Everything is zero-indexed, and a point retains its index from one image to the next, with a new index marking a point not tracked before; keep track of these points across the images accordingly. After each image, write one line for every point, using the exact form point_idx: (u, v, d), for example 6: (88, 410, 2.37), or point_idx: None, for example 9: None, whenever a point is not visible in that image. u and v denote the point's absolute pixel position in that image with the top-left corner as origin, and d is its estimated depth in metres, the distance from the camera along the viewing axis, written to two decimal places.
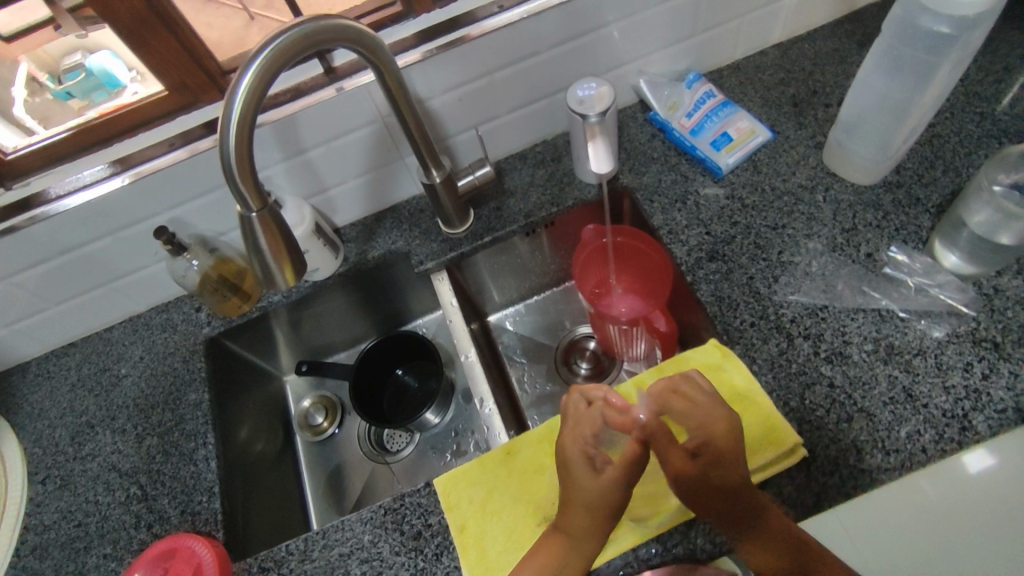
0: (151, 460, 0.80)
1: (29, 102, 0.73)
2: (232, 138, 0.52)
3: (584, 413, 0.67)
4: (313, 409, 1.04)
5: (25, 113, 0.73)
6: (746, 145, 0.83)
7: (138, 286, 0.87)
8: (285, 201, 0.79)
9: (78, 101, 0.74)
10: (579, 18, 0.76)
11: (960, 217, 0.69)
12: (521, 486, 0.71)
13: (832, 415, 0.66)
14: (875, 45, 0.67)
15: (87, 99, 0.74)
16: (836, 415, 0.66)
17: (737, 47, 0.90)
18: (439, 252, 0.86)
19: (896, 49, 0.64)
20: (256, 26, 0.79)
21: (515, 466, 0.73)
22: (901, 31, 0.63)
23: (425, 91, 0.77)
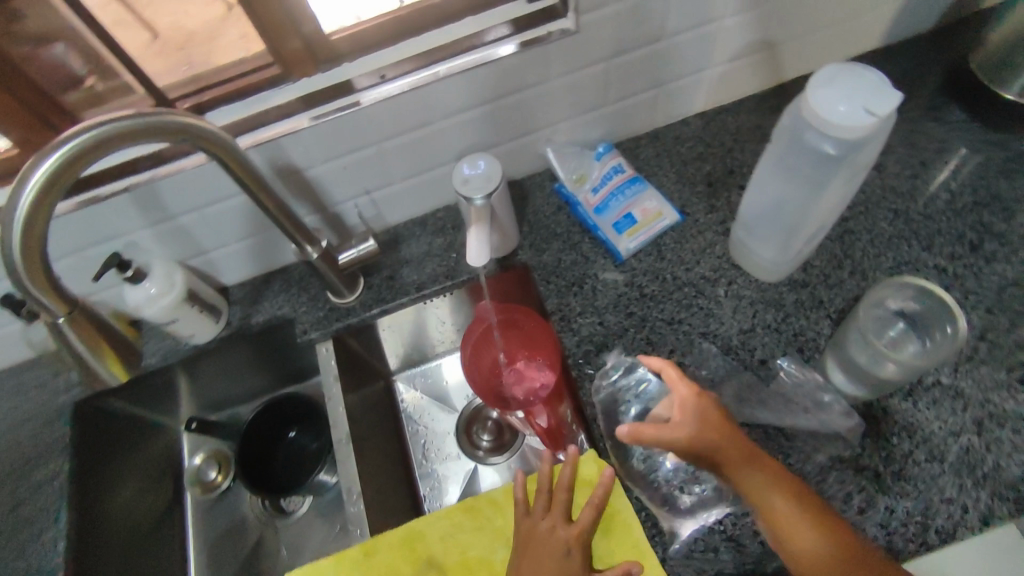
0: (3, 537, 0.78)
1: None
2: (19, 252, 0.47)
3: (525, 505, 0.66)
4: (207, 464, 0.96)
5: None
6: (650, 228, 0.78)
7: (3, 344, 0.83)
8: (152, 270, 0.74)
9: None
10: (474, 90, 0.71)
11: (839, 341, 0.67)
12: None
13: (701, 542, 0.62)
14: (767, 151, 0.63)
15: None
16: (704, 544, 0.62)
17: (656, 116, 0.85)
18: (324, 321, 0.81)
19: (787, 158, 0.61)
20: None
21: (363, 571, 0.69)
22: (790, 143, 0.59)
23: (302, 161, 0.72)
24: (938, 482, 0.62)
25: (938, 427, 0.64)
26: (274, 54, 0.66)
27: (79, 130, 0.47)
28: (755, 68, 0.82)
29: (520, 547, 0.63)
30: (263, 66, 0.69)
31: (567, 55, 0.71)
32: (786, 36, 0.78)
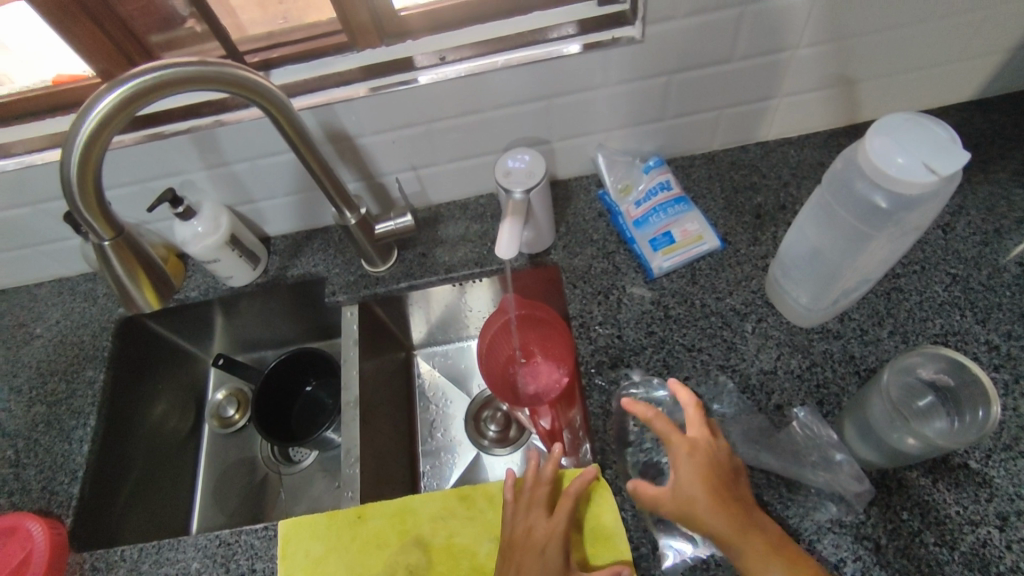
0: (33, 426, 0.82)
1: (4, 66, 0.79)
2: (73, 175, 0.50)
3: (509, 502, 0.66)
4: (226, 402, 1.02)
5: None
6: (687, 250, 0.76)
7: (65, 253, 0.89)
8: (201, 209, 0.78)
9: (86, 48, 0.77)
10: (532, 83, 0.71)
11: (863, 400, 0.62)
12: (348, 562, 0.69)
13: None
14: (813, 195, 0.61)
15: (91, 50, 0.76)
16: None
17: (716, 138, 0.82)
18: (353, 286, 0.84)
19: (833, 205, 0.58)
20: None
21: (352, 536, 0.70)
22: (838, 190, 0.57)
23: (354, 129, 0.73)
24: (943, 568, 0.58)
25: (955, 510, 0.60)
26: (342, 22, 0.68)
27: (145, 68, 0.50)
28: (828, 104, 0.79)
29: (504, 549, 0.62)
30: (331, 32, 0.71)
31: (629, 63, 0.70)
32: (868, 74, 0.75)
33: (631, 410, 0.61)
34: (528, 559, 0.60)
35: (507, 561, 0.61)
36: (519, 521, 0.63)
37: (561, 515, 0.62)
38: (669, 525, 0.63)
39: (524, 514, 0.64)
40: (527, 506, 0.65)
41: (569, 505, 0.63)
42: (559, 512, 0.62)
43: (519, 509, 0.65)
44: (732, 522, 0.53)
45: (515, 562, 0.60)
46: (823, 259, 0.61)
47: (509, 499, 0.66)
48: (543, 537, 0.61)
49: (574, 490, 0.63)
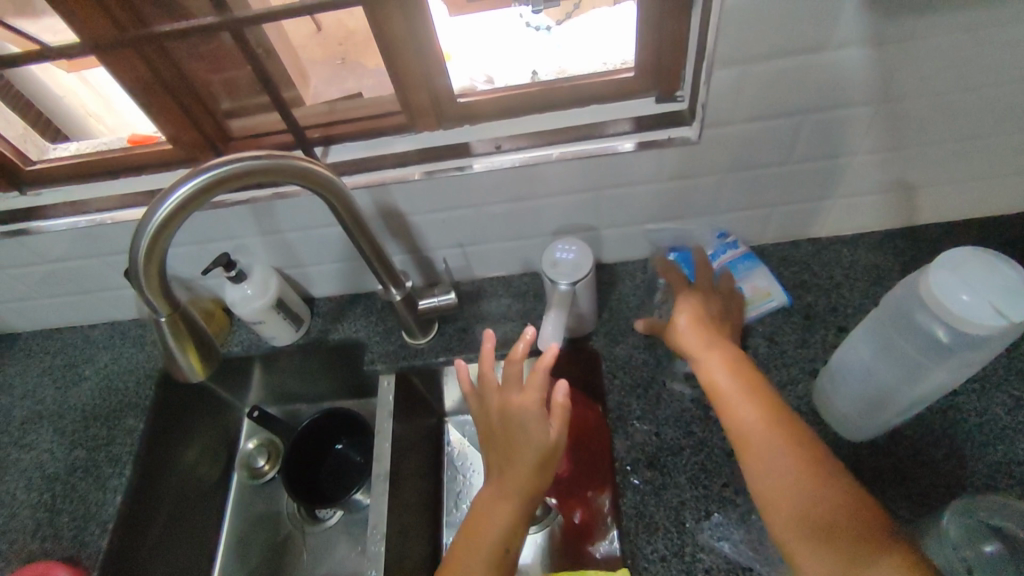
0: (72, 471, 0.84)
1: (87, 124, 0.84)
2: (143, 255, 0.52)
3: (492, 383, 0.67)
4: (257, 452, 1.03)
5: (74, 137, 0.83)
6: (758, 307, 0.76)
7: (121, 300, 0.92)
8: (252, 273, 0.80)
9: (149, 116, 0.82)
10: (582, 175, 0.72)
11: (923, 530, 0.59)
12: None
13: None
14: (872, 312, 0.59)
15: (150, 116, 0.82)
16: None
17: (767, 232, 0.81)
18: (392, 355, 0.85)
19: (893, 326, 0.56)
20: None
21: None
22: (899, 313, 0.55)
23: (406, 208, 0.75)
24: None
25: None
26: (403, 103, 0.70)
27: (222, 161, 0.53)
28: (885, 207, 0.77)
29: (496, 434, 0.65)
30: (391, 112, 0.73)
31: (683, 161, 0.70)
32: (929, 182, 0.74)
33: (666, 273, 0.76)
34: (513, 437, 0.64)
35: (495, 437, 0.66)
36: (496, 395, 0.66)
37: (531, 389, 0.65)
38: None
39: (496, 394, 0.67)
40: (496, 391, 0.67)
41: (537, 375, 0.65)
42: (526, 390, 0.65)
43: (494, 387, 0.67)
44: (725, 370, 0.63)
45: (503, 439, 0.64)
46: (877, 381, 0.59)
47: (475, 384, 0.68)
48: (523, 404, 0.64)
49: (542, 366, 0.65)
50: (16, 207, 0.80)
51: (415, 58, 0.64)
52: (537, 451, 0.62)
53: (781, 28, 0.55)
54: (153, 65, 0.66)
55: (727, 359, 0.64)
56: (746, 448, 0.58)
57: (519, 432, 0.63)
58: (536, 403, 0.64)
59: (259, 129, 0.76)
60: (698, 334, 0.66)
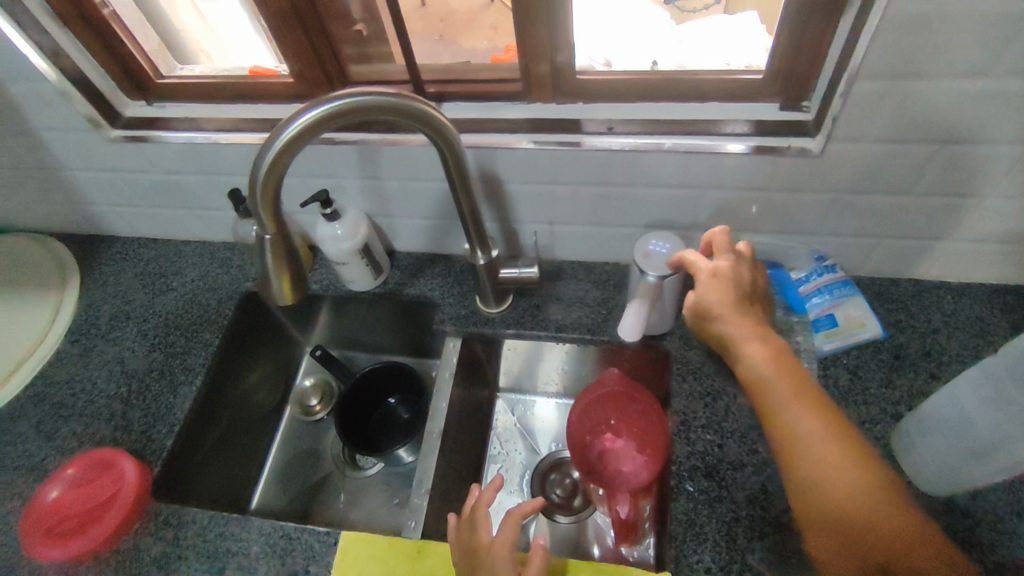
0: (149, 372, 0.89)
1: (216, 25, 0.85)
2: (264, 169, 0.53)
3: (461, 530, 0.66)
4: (313, 391, 1.07)
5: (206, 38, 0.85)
6: (850, 335, 0.74)
7: (216, 221, 0.97)
8: (345, 214, 0.82)
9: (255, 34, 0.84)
10: (689, 172, 0.71)
11: None
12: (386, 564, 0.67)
13: None
14: (991, 364, 0.59)
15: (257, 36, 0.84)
16: None
17: (870, 262, 0.78)
18: (462, 319, 0.85)
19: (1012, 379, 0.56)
20: None
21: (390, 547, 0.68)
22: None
23: (506, 175, 0.75)
24: None
25: None
26: (522, 72, 0.70)
27: (354, 93, 0.54)
28: (1004, 258, 0.73)
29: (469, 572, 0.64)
30: (509, 78, 0.73)
31: (798, 172, 0.67)
32: None
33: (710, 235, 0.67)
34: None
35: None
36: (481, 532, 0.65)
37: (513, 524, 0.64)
38: None
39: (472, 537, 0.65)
40: (468, 537, 0.65)
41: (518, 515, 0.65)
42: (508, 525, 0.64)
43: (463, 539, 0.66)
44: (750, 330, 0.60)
45: None
46: (980, 433, 0.58)
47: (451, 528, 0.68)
48: (495, 554, 0.62)
49: (523, 510, 0.65)
50: (140, 115, 0.85)
51: (545, 31, 0.65)
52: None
53: (938, 47, 0.53)
54: None
55: (699, 289, 0.63)
56: (759, 391, 0.58)
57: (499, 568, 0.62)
58: (507, 566, 0.62)
59: (378, 76, 0.77)
60: (726, 293, 0.62)
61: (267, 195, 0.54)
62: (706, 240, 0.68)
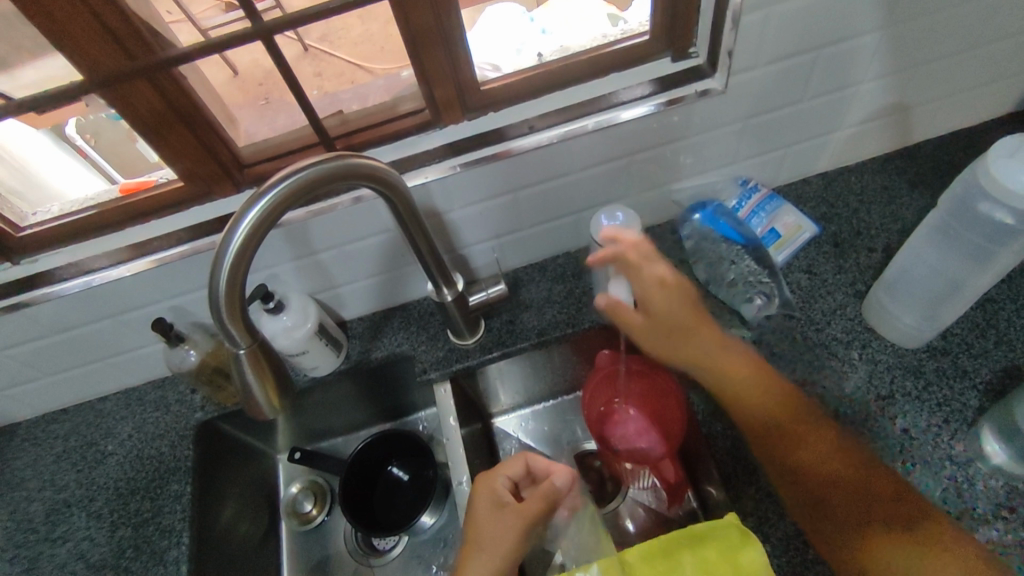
0: (121, 553, 0.77)
1: (81, 121, 0.71)
2: (227, 269, 0.48)
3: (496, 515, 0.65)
4: (302, 495, 0.96)
5: (75, 133, 0.72)
6: (795, 241, 0.81)
7: (136, 362, 0.86)
8: (289, 302, 0.76)
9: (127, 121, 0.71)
10: (614, 144, 0.74)
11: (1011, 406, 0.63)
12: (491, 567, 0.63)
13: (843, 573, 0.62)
14: (930, 216, 0.68)
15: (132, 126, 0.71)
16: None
17: (781, 172, 0.86)
18: (444, 361, 0.82)
19: (955, 224, 0.65)
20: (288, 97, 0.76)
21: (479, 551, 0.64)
22: (961, 210, 0.64)
23: (443, 204, 0.75)
24: None
25: None
26: (427, 100, 0.69)
27: (305, 163, 0.50)
28: (884, 131, 0.83)
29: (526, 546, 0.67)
30: (415, 110, 0.72)
31: (708, 112, 0.73)
32: (923, 100, 0.79)
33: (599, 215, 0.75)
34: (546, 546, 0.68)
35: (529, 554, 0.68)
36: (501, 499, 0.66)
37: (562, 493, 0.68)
38: None
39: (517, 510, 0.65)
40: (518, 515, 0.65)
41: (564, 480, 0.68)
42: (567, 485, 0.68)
43: (494, 511, 0.66)
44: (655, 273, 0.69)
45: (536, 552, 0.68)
46: (942, 276, 0.67)
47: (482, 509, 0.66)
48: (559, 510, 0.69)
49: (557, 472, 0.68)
50: (10, 279, 0.73)
51: (443, 57, 0.64)
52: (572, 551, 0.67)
53: None
54: (165, 92, 0.62)
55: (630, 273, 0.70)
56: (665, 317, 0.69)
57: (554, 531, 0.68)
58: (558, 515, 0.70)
59: (274, 150, 0.72)
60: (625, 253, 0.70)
61: (234, 308, 0.49)
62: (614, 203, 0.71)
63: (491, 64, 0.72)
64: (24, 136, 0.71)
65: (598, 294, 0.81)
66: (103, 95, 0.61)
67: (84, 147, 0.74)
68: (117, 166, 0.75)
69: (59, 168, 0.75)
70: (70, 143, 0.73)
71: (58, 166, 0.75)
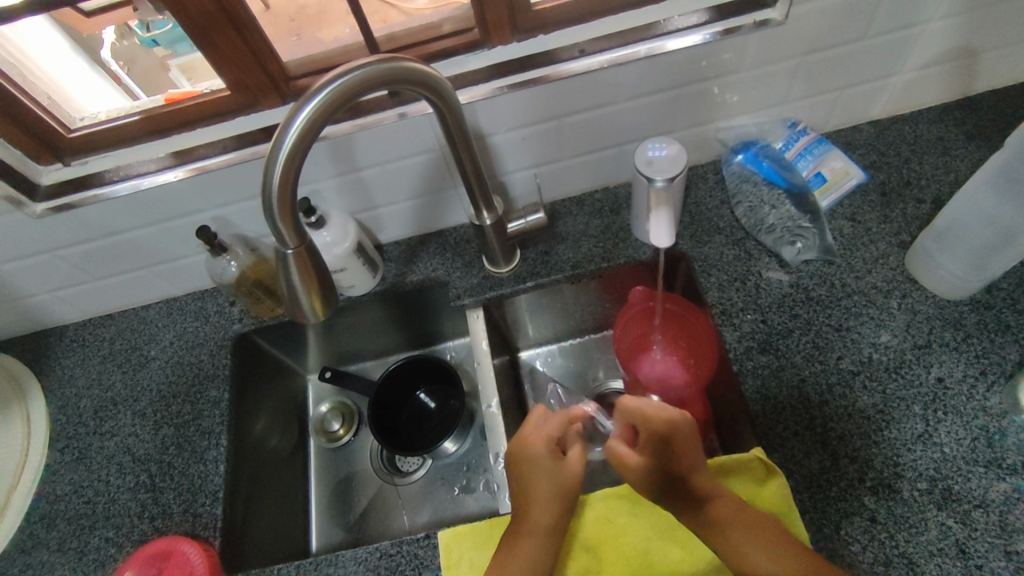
0: (164, 450, 0.81)
1: (116, 46, 0.78)
2: (279, 169, 0.48)
3: (544, 466, 0.67)
4: (331, 415, 0.98)
5: (110, 58, 0.77)
6: (841, 186, 0.80)
7: (178, 272, 0.89)
8: (331, 219, 0.77)
9: (162, 48, 0.77)
10: (665, 75, 0.72)
11: None
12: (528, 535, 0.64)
13: (938, 518, 0.62)
14: (991, 160, 0.64)
15: (168, 48, 0.76)
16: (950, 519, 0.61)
17: (832, 117, 0.83)
18: (477, 288, 0.83)
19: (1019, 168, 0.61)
20: (335, 10, 0.75)
21: (533, 511, 0.65)
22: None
23: (488, 126, 0.74)
24: None
25: None
26: (478, 19, 0.68)
27: (356, 66, 0.49)
28: (945, 78, 0.80)
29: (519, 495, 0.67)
30: (464, 29, 0.71)
31: (765, 45, 0.71)
32: (991, 45, 0.76)
33: (647, 143, 0.72)
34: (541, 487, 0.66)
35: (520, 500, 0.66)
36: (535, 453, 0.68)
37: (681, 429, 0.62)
38: (878, 501, 0.63)
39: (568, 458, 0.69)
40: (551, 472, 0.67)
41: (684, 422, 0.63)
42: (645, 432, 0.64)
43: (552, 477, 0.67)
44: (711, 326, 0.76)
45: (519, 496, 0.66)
46: (998, 225, 0.65)
47: (557, 474, 0.67)
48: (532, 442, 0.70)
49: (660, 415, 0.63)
50: (60, 179, 0.75)
51: None
52: (548, 490, 0.66)
53: None
54: None
55: (661, 211, 0.71)
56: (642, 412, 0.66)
57: (552, 474, 0.67)
58: (543, 450, 0.69)
59: (322, 62, 0.72)
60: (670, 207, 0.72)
61: (285, 211, 0.49)
62: (652, 146, 0.72)
63: None
64: (63, 52, 0.73)
65: (635, 227, 0.81)
66: None
67: (119, 73, 0.77)
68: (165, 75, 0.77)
69: (95, 93, 0.77)
70: (104, 68, 0.76)
71: (92, 90, 0.76)
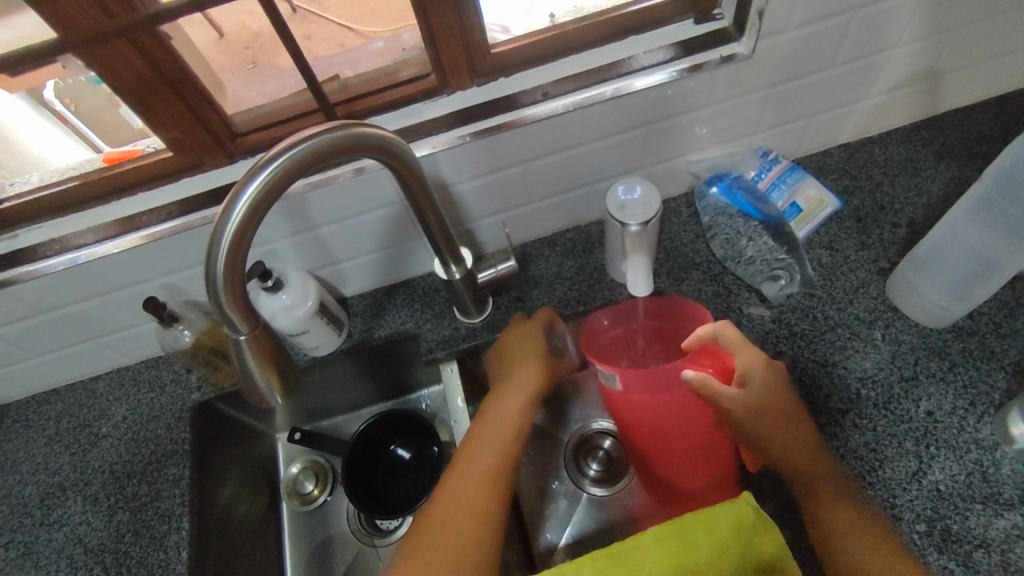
0: (120, 538, 0.75)
1: (59, 85, 0.66)
2: (227, 244, 0.43)
3: (533, 343, 0.76)
4: (303, 475, 0.92)
5: (55, 98, 0.67)
6: (816, 216, 0.78)
7: (128, 341, 0.83)
8: (288, 280, 0.73)
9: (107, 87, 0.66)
10: (632, 114, 0.69)
11: None
12: (503, 404, 0.72)
13: (940, 560, 0.60)
14: (971, 190, 0.63)
15: None
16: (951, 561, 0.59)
17: (802, 143, 0.82)
18: (450, 340, 0.79)
19: (998, 199, 0.60)
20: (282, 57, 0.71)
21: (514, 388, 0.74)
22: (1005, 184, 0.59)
23: (450, 176, 0.70)
24: None
25: None
26: (434, 64, 0.64)
27: (316, 131, 0.46)
28: (911, 100, 0.79)
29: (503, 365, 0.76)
30: (420, 74, 0.67)
31: (734, 78, 0.69)
32: (955, 66, 0.75)
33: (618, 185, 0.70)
34: (524, 364, 0.76)
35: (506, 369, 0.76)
36: (516, 348, 0.77)
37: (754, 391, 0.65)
38: None
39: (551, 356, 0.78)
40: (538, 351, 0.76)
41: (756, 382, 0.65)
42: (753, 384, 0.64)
43: (536, 361, 0.76)
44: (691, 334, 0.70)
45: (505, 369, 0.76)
46: (979, 255, 0.64)
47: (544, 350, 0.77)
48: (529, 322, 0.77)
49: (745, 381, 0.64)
50: None
51: (453, 20, 0.59)
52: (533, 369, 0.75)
53: None
54: (148, 53, 0.57)
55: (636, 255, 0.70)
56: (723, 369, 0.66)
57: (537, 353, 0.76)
58: (533, 332, 0.77)
59: (269, 117, 0.67)
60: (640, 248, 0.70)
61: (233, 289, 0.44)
62: (625, 189, 0.69)
63: (499, 24, 0.67)
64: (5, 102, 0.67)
65: (609, 266, 0.78)
66: (83, 57, 0.56)
67: (65, 113, 0.69)
68: (97, 135, 0.71)
69: (46, 138, 0.71)
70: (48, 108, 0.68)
71: (45, 136, 0.71)
